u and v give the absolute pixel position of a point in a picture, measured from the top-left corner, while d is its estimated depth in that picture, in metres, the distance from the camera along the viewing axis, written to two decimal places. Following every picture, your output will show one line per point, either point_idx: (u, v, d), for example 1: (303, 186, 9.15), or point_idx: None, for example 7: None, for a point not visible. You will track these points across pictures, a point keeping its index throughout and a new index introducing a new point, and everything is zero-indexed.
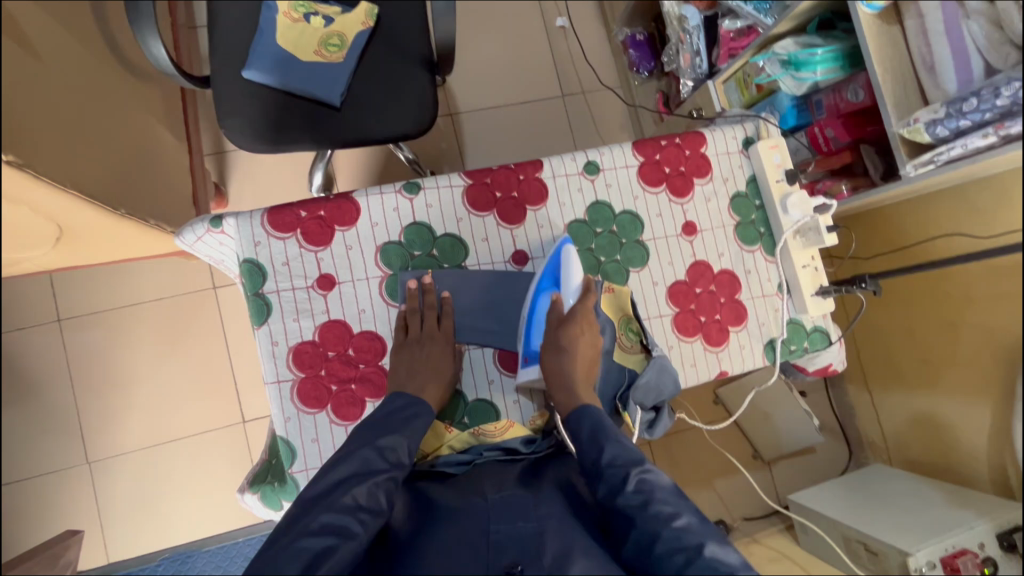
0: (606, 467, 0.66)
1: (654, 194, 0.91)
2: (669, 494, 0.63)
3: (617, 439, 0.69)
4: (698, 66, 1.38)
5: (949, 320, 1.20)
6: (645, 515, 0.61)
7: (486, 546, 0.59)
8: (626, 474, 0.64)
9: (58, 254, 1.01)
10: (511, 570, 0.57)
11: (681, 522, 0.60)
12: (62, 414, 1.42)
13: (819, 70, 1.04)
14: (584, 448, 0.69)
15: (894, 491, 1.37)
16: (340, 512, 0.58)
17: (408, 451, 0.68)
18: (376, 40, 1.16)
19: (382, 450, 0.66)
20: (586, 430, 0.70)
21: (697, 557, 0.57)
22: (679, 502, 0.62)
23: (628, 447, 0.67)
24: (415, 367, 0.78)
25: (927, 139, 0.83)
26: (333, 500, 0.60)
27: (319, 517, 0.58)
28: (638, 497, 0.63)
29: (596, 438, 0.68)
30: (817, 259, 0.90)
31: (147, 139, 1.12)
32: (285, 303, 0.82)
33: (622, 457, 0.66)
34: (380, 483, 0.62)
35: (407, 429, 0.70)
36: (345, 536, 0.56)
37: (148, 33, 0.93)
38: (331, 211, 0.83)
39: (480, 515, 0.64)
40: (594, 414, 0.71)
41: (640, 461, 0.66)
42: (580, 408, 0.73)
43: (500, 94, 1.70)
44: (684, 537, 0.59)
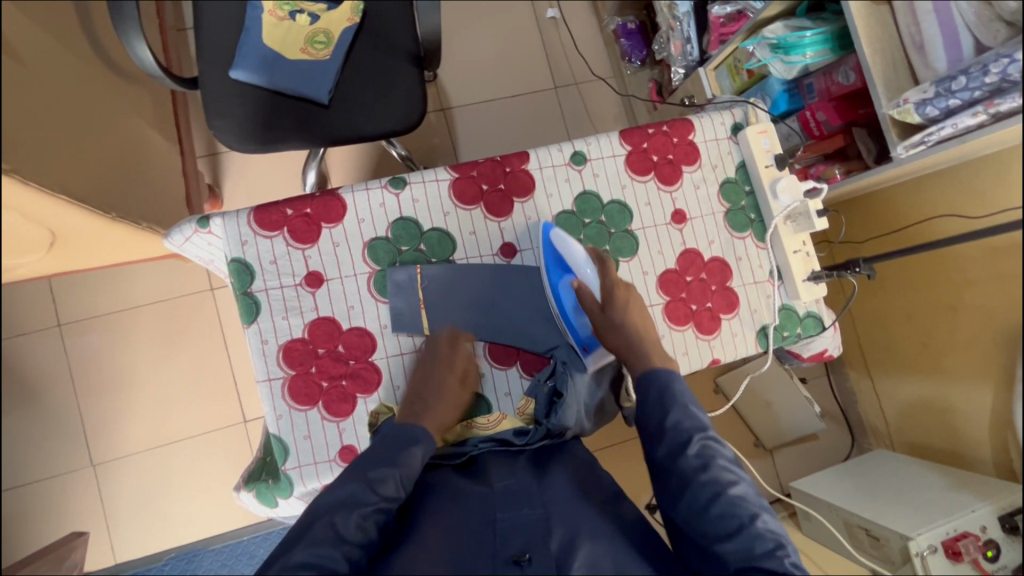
0: (670, 428, 0.68)
1: (642, 183, 0.90)
2: (730, 463, 0.65)
3: (683, 404, 0.70)
4: (689, 53, 1.37)
5: (948, 303, 1.19)
6: (704, 479, 0.63)
7: (493, 536, 0.59)
8: (690, 438, 0.66)
9: (52, 260, 1.02)
10: (518, 557, 0.55)
11: (738, 491, 0.63)
12: (65, 417, 1.43)
13: (808, 52, 1.02)
14: (650, 407, 0.71)
15: (897, 477, 1.37)
16: (324, 548, 0.58)
17: (402, 482, 0.65)
18: (362, 36, 1.16)
19: (373, 483, 0.63)
20: (653, 394, 0.71)
21: (753, 525, 0.60)
22: (737, 471, 0.65)
23: (694, 413, 0.69)
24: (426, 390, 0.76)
25: (916, 120, 0.82)
26: (316, 535, 0.59)
27: (298, 554, 0.58)
28: (700, 461, 0.65)
29: (664, 401, 0.70)
30: (808, 244, 0.90)
31: (137, 143, 1.12)
32: (274, 302, 0.82)
33: (686, 422, 0.68)
34: (365, 518, 0.61)
35: (400, 459, 0.66)
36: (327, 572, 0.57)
37: (133, 35, 0.93)
38: (317, 209, 0.83)
39: (484, 506, 0.64)
40: (664, 377, 0.72)
41: (704, 429, 0.68)
42: (653, 370, 0.74)
43: (492, 88, 1.69)
44: (741, 505, 0.61)
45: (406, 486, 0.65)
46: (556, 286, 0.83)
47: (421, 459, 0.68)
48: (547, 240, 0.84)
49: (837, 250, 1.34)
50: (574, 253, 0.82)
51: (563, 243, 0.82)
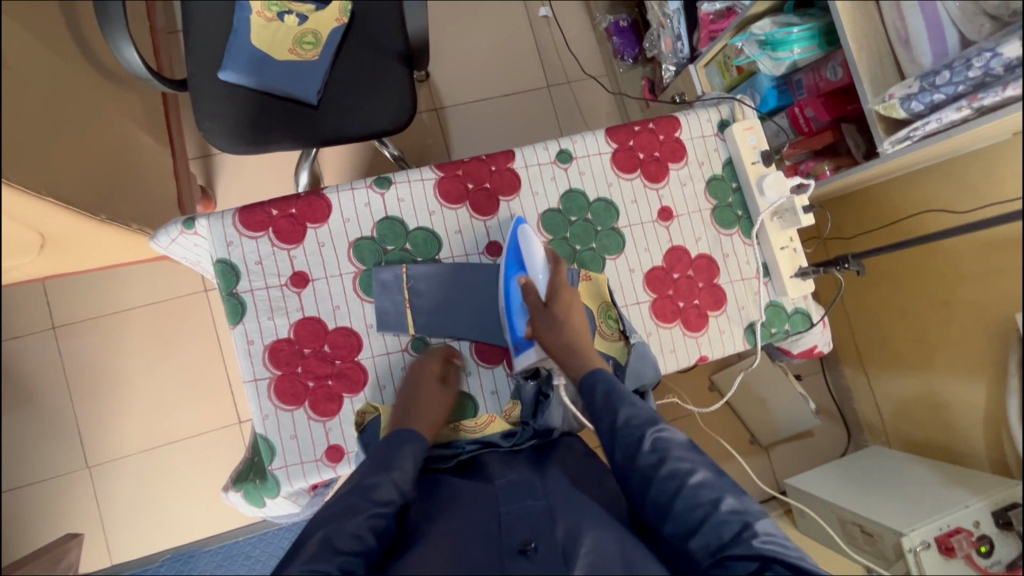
0: (621, 428, 0.65)
1: (629, 181, 0.90)
2: (684, 449, 0.63)
3: (630, 400, 0.68)
4: (679, 51, 1.36)
5: (941, 299, 1.19)
6: (662, 474, 0.61)
7: (498, 527, 0.59)
8: (642, 434, 0.64)
9: (43, 262, 1.02)
10: (525, 546, 0.55)
11: (697, 478, 0.60)
12: (61, 419, 1.44)
13: (796, 49, 1.02)
14: (597, 409, 0.68)
15: (892, 473, 1.37)
16: (319, 562, 0.54)
17: (396, 482, 0.63)
18: (351, 36, 1.16)
19: (363, 489, 0.62)
20: (599, 393, 0.69)
21: (717, 510, 0.58)
22: (693, 456, 0.62)
23: (642, 408, 0.67)
24: (412, 397, 0.75)
25: (902, 115, 0.82)
26: (312, 550, 0.56)
27: (291, 574, 0.54)
28: (655, 456, 0.62)
29: (611, 401, 0.67)
30: (796, 240, 0.89)
31: (126, 144, 1.12)
32: (260, 302, 0.82)
33: (636, 418, 0.65)
34: (361, 525, 0.58)
35: (395, 463, 0.65)
36: None
37: (120, 37, 0.94)
38: (302, 209, 0.83)
39: (488, 502, 0.63)
40: (605, 376, 0.71)
41: (654, 421, 0.66)
42: (592, 370, 0.72)
43: (484, 87, 1.69)
44: (700, 492, 0.59)
45: (402, 489, 0.63)
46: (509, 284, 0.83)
47: (411, 462, 0.66)
48: (514, 235, 0.84)
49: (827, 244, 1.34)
50: (533, 252, 0.81)
51: (524, 240, 0.82)
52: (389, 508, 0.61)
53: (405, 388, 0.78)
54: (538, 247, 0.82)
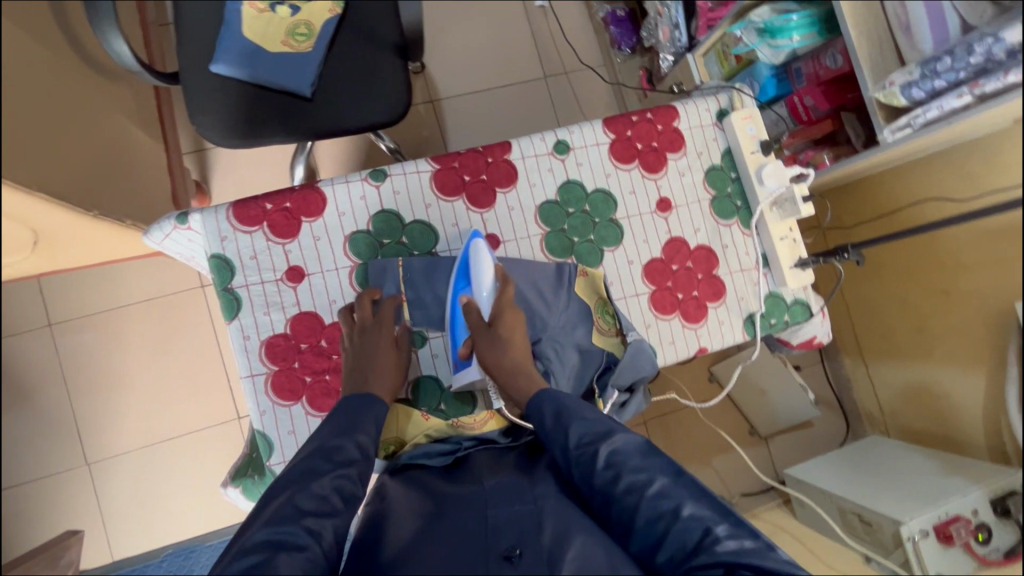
0: (574, 450, 0.63)
1: (627, 171, 0.89)
2: (640, 458, 0.62)
3: (581, 415, 0.66)
4: (677, 40, 1.35)
5: (942, 289, 1.18)
6: (621, 491, 0.60)
7: (485, 532, 0.57)
8: (595, 452, 0.62)
9: (36, 259, 1.01)
10: (509, 554, 0.54)
11: (656, 488, 0.60)
12: (59, 416, 1.44)
13: (795, 36, 1.00)
14: (550, 432, 0.66)
15: (891, 461, 1.37)
16: (282, 523, 0.54)
17: (361, 444, 0.65)
18: (345, 27, 1.14)
19: (326, 452, 0.63)
20: (548, 414, 0.67)
21: (678, 518, 0.58)
22: (650, 463, 0.61)
23: (593, 422, 0.65)
24: (363, 357, 0.76)
25: (902, 102, 0.82)
26: (275, 512, 0.56)
27: (256, 534, 0.54)
28: (611, 472, 0.61)
29: (562, 422, 0.66)
30: (795, 230, 0.89)
31: (118, 139, 1.11)
32: (255, 297, 0.81)
33: (588, 435, 0.64)
34: (326, 487, 0.59)
35: (362, 428, 0.67)
36: (290, 547, 0.53)
37: (109, 29, 0.92)
38: (297, 202, 0.82)
39: (475, 503, 0.62)
40: (553, 395, 0.69)
41: (606, 433, 0.64)
42: (540, 392, 0.70)
43: (480, 78, 1.67)
44: (661, 502, 0.59)
45: (367, 450, 0.65)
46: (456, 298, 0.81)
47: (375, 424, 0.69)
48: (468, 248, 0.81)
49: (827, 233, 1.34)
50: (481, 267, 0.79)
51: (474, 255, 0.79)
52: (353, 469, 0.63)
53: (353, 350, 0.78)
54: (489, 264, 0.79)
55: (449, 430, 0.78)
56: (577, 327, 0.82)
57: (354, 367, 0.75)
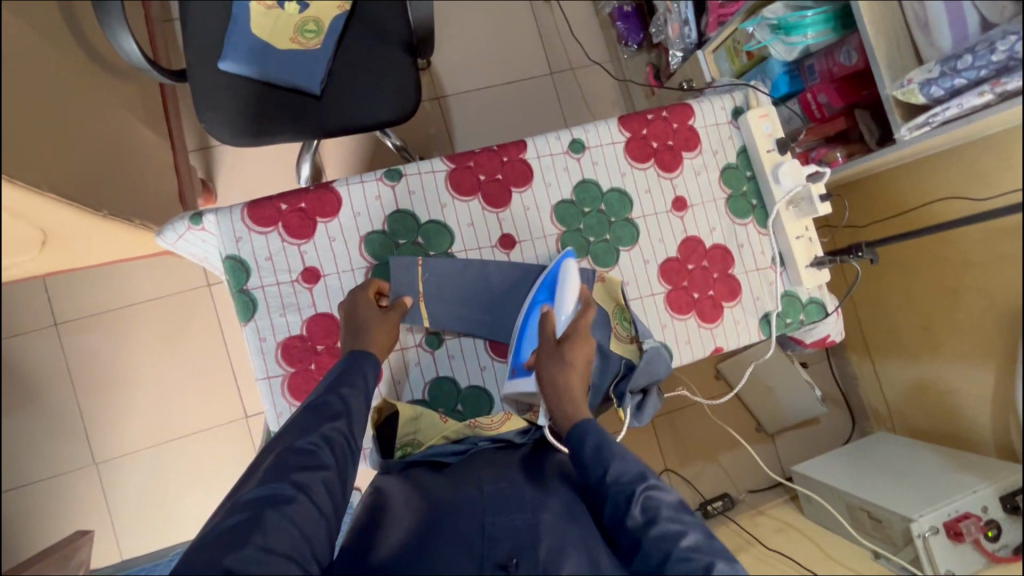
0: (611, 485, 0.60)
1: (642, 170, 0.89)
2: (676, 510, 0.58)
3: (621, 454, 0.62)
4: (687, 36, 1.33)
5: (950, 287, 1.18)
6: (652, 536, 0.56)
7: (480, 539, 0.56)
8: (631, 493, 0.59)
9: (44, 258, 1.00)
10: (507, 564, 0.53)
11: (689, 540, 0.55)
12: (65, 416, 1.43)
13: (810, 33, 1.00)
14: (588, 463, 0.63)
15: (896, 458, 1.38)
16: (270, 481, 0.55)
17: (345, 397, 0.66)
18: (353, 24, 1.13)
19: (315, 409, 0.64)
20: (588, 445, 0.64)
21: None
22: (684, 515, 0.58)
23: (633, 462, 0.61)
24: (358, 318, 0.76)
25: (921, 100, 0.81)
26: (267, 470, 0.57)
27: (247, 493, 0.55)
28: (645, 517, 0.57)
29: (602, 454, 0.62)
30: (811, 229, 0.88)
31: (125, 137, 1.09)
32: (271, 299, 0.81)
33: (627, 474, 0.60)
34: (314, 439, 0.60)
35: (356, 384, 0.69)
36: (276, 503, 0.53)
37: (117, 26, 0.91)
38: (312, 203, 0.82)
39: (473, 509, 0.60)
40: (597, 425, 0.66)
41: (644, 476, 0.60)
42: (580, 422, 0.66)
43: (486, 74, 1.66)
44: (693, 557, 0.54)
45: (352, 402, 0.66)
46: (533, 310, 0.81)
47: (361, 379, 0.69)
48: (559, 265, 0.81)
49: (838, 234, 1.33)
50: (568, 284, 0.78)
51: (565, 273, 0.79)
52: (342, 422, 0.63)
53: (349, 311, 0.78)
54: (577, 283, 0.79)
55: (466, 430, 0.77)
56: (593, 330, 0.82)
57: (347, 334, 0.75)
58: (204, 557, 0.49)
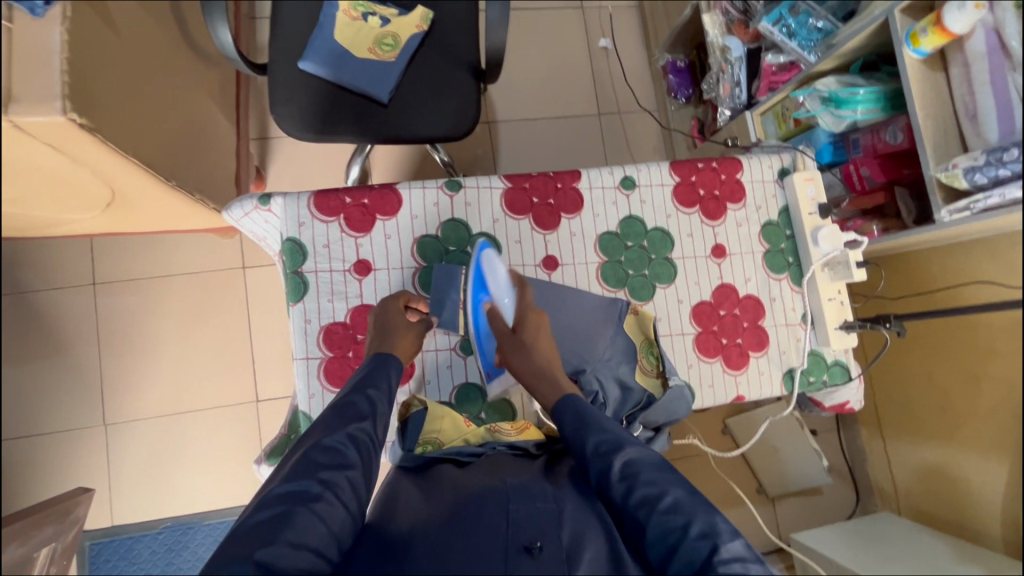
0: (592, 458, 0.62)
1: (687, 215, 0.92)
2: (655, 471, 0.60)
3: (600, 425, 0.65)
4: (737, 96, 1.39)
5: (971, 371, 1.19)
6: (634, 501, 0.58)
7: (505, 522, 0.57)
8: (611, 461, 0.61)
9: (108, 216, 1.05)
10: (530, 547, 0.54)
11: (668, 501, 0.57)
12: (86, 373, 1.47)
13: (859, 109, 1.05)
14: (570, 439, 0.66)
15: (898, 540, 1.35)
16: (298, 478, 0.56)
17: (371, 398, 0.67)
18: (428, 43, 1.20)
19: (341, 410, 0.65)
20: (570, 419, 0.67)
21: (687, 537, 0.55)
22: (664, 476, 0.59)
23: (611, 432, 0.64)
24: (383, 325, 0.78)
25: (964, 185, 0.84)
26: (294, 466, 0.58)
27: (277, 488, 0.55)
28: (623, 483, 0.59)
29: (580, 429, 0.65)
30: (843, 292, 0.90)
31: (203, 117, 1.16)
32: (322, 284, 0.85)
33: (605, 444, 0.63)
34: (340, 438, 0.61)
35: (381, 386, 0.69)
36: (304, 500, 0.54)
37: (217, 18, 0.99)
38: (374, 200, 0.86)
39: (497, 496, 0.61)
40: (574, 402, 0.68)
41: (623, 444, 0.62)
42: (564, 398, 0.70)
43: (537, 106, 1.74)
44: (671, 517, 0.56)
45: (378, 405, 0.67)
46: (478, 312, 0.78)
47: (387, 381, 0.70)
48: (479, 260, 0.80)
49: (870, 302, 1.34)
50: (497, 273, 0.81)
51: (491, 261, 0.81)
52: (366, 422, 0.64)
53: (376, 320, 0.79)
54: (503, 275, 0.82)
55: (486, 434, 0.78)
56: (622, 363, 0.84)
57: (374, 336, 0.77)
58: (235, 548, 0.49)
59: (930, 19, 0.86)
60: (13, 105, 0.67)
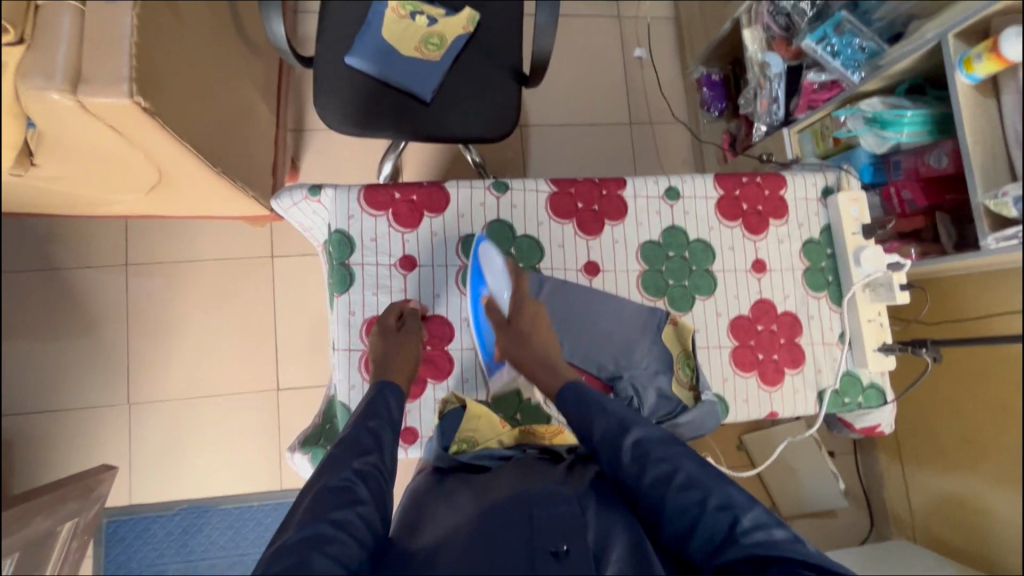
0: (600, 443, 0.64)
1: (730, 228, 0.92)
2: (664, 448, 0.62)
3: (601, 406, 0.67)
4: (774, 113, 1.38)
5: (1001, 403, 1.17)
6: (648, 482, 0.60)
7: (530, 527, 0.56)
8: (620, 444, 0.63)
9: (150, 198, 1.07)
10: (558, 552, 0.53)
11: (683, 476, 0.59)
12: (113, 352, 1.49)
13: (905, 131, 1.05)
14: (576, 424, 0.68)
15: (913, 567, 1.34)
16: (310, 523, 0.54)
17: (373, 430, 0.67)
18: (472, 45, 1.21)
19: (347, 446, 0.64)
20: (573, 403, 0.69)
21: (706, 510, 0.57)
22: (673, 452, 0.61)
23: (614, 416, 0.66)
24: (382, 354, 0.80)
25: (1013, 213, 0.84)
26: (305, 512, 0.56)
27: (290, 537, 0.53)
28: (637, 464, 0.61)
29: (584, 415, 0.67)
30: (883, 314, 0.90)
31: (247, 107, 1.18)
32: (367, 277, 0.87)
33: (612, 428, 0.64)
34: (348, 475, 0.60)
35: (383, 417, 0.70)
36: (320, 544, 0.51)
37: (272, 10, 1.00)
38: (423, 197, 0.88)
39: (521, 502, 0.60)
40: (575, 387, 0.71)
41: (628, 426, 0.64)
42: (566, 382, 0.73)
43: (570, 112, 1.74)
44: (687, 492, 0.58)
45: (381, 436, 0.67)
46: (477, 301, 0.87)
47: (387, 410, 0.71)
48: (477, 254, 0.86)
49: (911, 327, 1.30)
50: (494, 268, 0.84)
51: (487, 257, 0.84)
52: (371, 455, 0.64)
53: (376, 351, 0.81)
54: (499, 263, 0.84)
55: (520, 436, 0.79)
56: (660, 373, 0.84)
57: (376, 365, 0.79)
58: None
59: (985, 45, 0.86)
60: (81, 86, 0.70)
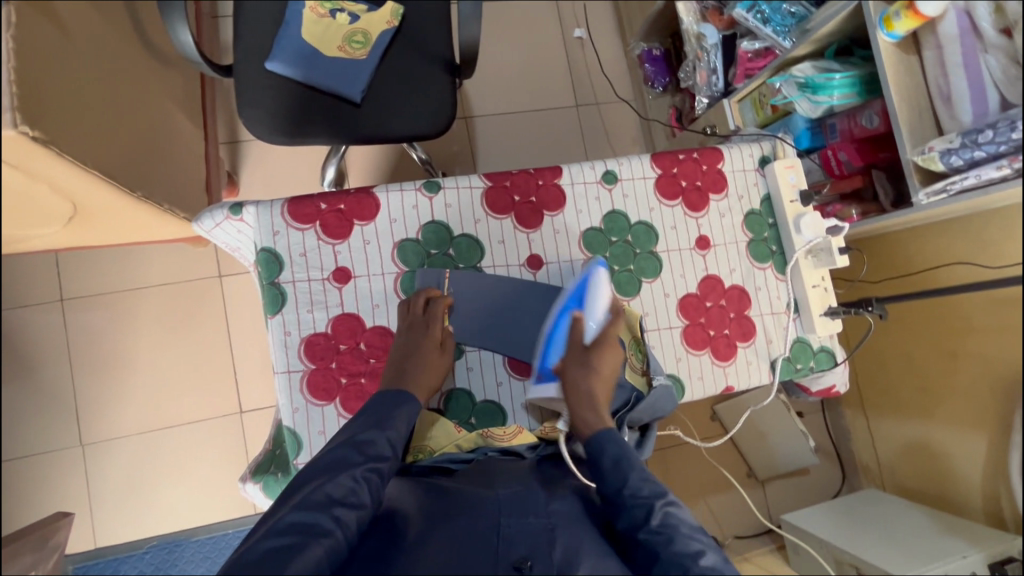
0: (628, 498, 0.61)
1: (670, 207, 0.92)
2: (694, 530, 0.59)
3: (641, 466, 0.64)
4: (714, 84, 1.37)
5: (949, 348, 1.21)
6: (671, 553, 0.57)
7: (495, 538, 0.55)
8: (650, 508, 0.60)
9: (70, 230, 1.00)
10: (520, 565, 0.52)
11: (708, 561, 0.56)
12: (58, 394, 1.41)
13: (836, 95, 1.05)
14: (606, 475, 0.64)
15: (886, 514, 1.38)
16: (311, 510, 0.56)
17: (391, 439, 0.66)
18: (400, 39, 1.17)
19: (360, 443, 0.64)
20: (608, 457, 0.65)
21: None
22: (705, 538, 0.58)
23: (654, 478, 0.62)
24: (411, 356, 0.77)
25: (940, 167, 0.85)
26: (310, 496, 0.58)
27: (289, 516, 0.56)
28: (663, 534, 0.58)
29: (619, 467, 0.64)
30: (827, 279, 0.92)
31: (168, 124, 1.11)
32: (300, 294, 0.83)
33: (648, 489, 0.61)
34: (356, 475, 0.60)
35: (393, 424, 0.68)
36: (316, 534, 0.54)
37: (176, 18, 0.94)
38: (351, 205, 0.85)
39: (488, 511, 0.59)
40: (616, 440, 0.67)
41: (666, 494, 0.61)
42: (603, 430, 0.68)
43: (515, 100, 1.71)
44: None
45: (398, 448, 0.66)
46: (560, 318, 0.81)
47: (405, 424, 0.69)
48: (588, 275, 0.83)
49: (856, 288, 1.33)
50: (599, 295, 0.81)
51: (597, 281, 0.82)
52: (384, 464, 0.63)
53: (400, 346, 0.79)
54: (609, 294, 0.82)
55: (478, 440, 0.78)
56: None
57: (397, 366, 0.76)
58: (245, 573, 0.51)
59: (902, 3, 0.86)
60: None
